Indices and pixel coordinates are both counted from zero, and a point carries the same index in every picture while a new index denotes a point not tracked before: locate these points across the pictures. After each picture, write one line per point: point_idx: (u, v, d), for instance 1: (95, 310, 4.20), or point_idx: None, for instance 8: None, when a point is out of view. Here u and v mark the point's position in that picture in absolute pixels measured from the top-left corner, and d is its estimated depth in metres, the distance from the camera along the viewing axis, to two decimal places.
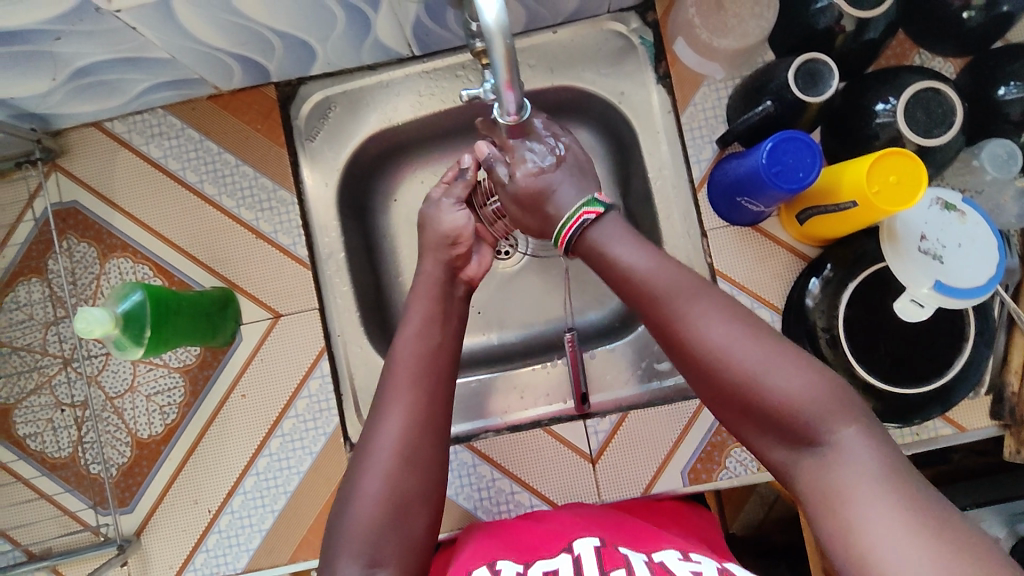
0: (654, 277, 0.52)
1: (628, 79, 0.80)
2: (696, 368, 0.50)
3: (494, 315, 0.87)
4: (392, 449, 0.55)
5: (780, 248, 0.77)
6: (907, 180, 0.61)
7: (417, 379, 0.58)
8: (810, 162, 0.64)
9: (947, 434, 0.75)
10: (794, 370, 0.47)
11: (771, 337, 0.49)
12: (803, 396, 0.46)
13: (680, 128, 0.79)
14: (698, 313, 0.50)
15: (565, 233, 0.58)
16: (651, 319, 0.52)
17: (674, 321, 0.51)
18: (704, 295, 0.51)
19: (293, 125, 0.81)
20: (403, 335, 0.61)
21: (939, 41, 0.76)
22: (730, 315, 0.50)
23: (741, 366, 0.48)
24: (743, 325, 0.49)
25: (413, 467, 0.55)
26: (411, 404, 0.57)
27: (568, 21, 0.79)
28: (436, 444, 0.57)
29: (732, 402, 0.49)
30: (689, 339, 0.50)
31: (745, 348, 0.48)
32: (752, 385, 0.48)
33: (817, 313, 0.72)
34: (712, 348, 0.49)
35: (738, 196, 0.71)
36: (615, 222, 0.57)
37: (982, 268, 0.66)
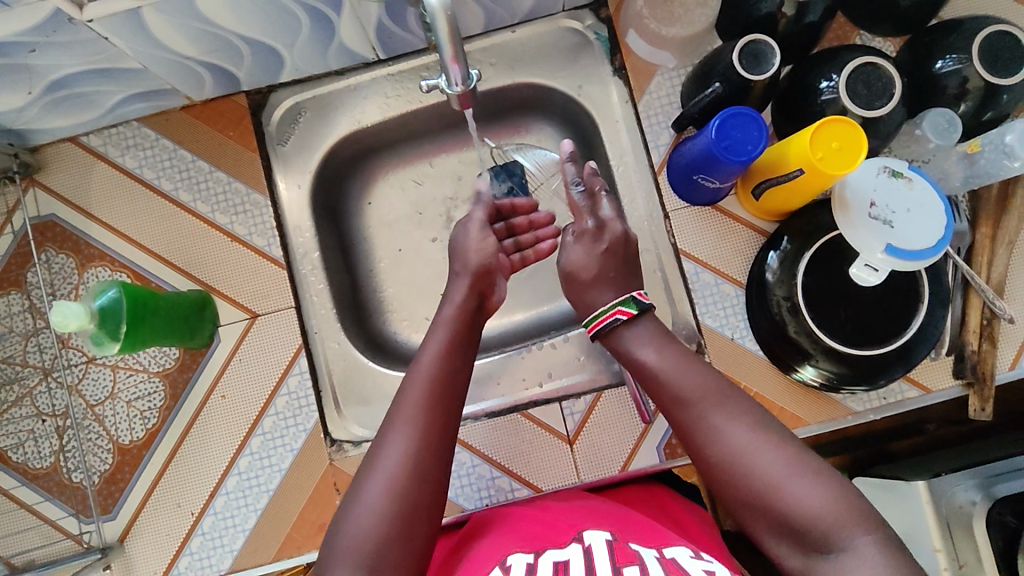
0: (681, 385, 0.58)
1: (585, 73, 0.83)
2: (718, 473, 0.54)
3: None
4: (403, 455, 0.53)
5: (739, 225, 0.79)
6: (848, 146, 0.64)
7: (440, 384, 0.58)
8: (756, 135, 0.67)
9: (913, 396, 0.77)
10: (814, 483, 0.50)
11: (794, 444, 0.53)
12: (819, 506, 0.50)
13: (638, 116, 0.82)
14: (721, 419, 0.55)
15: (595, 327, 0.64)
16: (678, 416, 0.57)
17: (697, 423, 0.56)
18: (723, 398, 0.56)
19: (264, 131, 0.83)
20: (422, 353, 0.61)
21: (877, 22, 0.80)
22: (752, 424, 0.54)
23: (758, 473, 0.52)
24: (767, 432, 0.54)
25: (419, 475, 0.52)
26: (428, 419, 0.55)
27: (525, 21, 0.83)
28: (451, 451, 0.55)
29: (754, 509, 0.52)
30: (712, 441, 0.54)
31: (764, 456, 0.52)
32: (773, 491, 0.51)
33: (775, 285, 0.74)
34: (735, 451, 0.53)
35: (694, 175, 0.74)
36: (642, 331, 0.62)
37: (932, 231, 0.69)
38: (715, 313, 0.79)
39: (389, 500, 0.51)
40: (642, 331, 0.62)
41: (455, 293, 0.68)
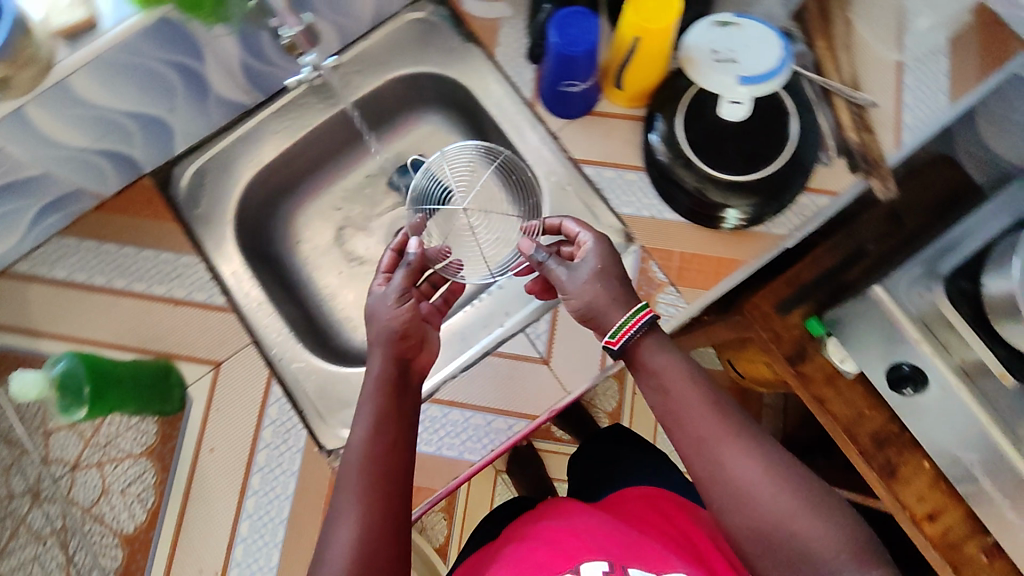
0: (703, 420, 0.63)
1: (441, 52, 0.92)
2: (731, 501, 0.61)
3: None
4: (347, 555, 0.56)
5: (620, 120, 0.86)
6: (663, 2, 0.72)
7: (370, 486, 0.59)
8: (590, 25, 0.75)
9: (826, 203, 0.82)
10: (820, 521, 0.59)
11: (800, 482, 0.61)
12: (820, 540, 0.59)
13: (499, 67, 0.90)
14: (744, 453, 0.62)
15: (621, 338, 0.64)
16: (697, 441, 0.63)
17: (713, 452, 0.62)
18: (737, 430, 0.63)
19: (177, 202, 0.89)
20: (354, 435, 0.62)
21: None
22: (765, 459, 0.61)
23: (770, 506, 0.60)
24: (777, 466, 0.61)
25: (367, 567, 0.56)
26: (366, 509, 0.58)
27: (374, 28, 0.92)
28: (395, 538, 0.58)
29: (766, 540, 0.60)
30: (730, 475, 0.61)
31: (777, 491, 0.60)
32: (784, 520, 0.59)
33: (669, 158, 0.80)
34: (753, 483, 0.60)
35: (559, 86, 0.81)
36: (658, 345, 0.66)
37: (772, 53, 0.77)
38: (629, 201, 0.84)
39: None
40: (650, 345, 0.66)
41: (375, 348, 0.66)
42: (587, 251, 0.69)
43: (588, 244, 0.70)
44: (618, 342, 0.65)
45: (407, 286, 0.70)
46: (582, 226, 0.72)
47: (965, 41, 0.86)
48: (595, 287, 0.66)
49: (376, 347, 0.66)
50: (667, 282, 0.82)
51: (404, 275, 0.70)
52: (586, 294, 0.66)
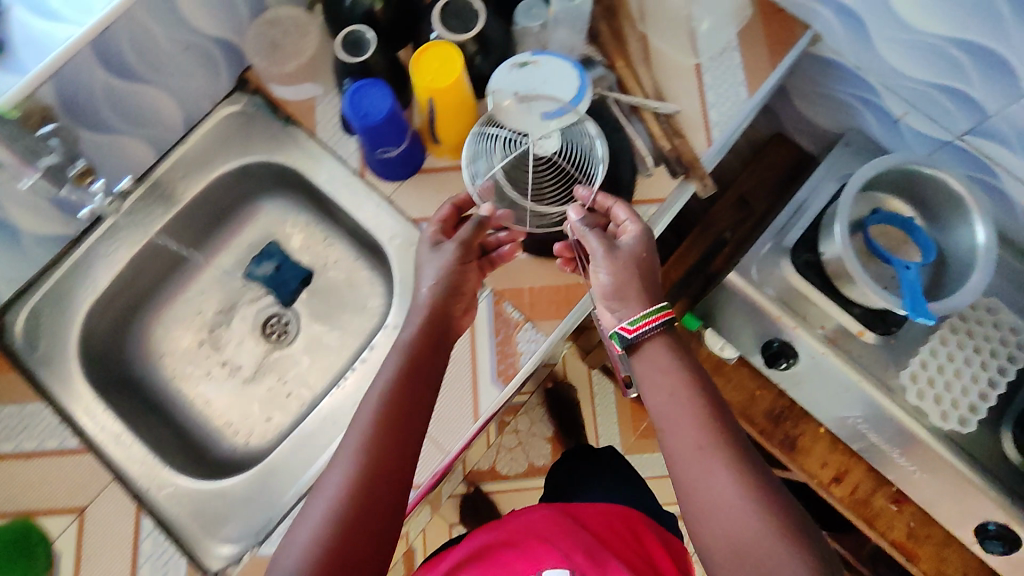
0: (694, 431, 0.62)
1: (263, 140, 0.91)
2: (701, 511, 0.59)
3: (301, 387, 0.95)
4: (335, 494, 0.60)
5: (448, 172, 0.87)
6: (447, 61, 0.73)
7: (356, 475, 0.61)
8: (381, 97, 0.75)
9: (656, 211, 0.85)
10: (795, 559, 0.54)
11: (789, 515, 0.57)
12: (796, 572, 0.54)
13: (323, 144, 0.89)
14: (735, 470, 0.59)
15: (642, 324, 0.65)
16: (685, 441, 0.62)
17: (699, 455, 0.61)
18: (729, 446, 0.61)
19: (13, 350, 0.84)
20: (373, 389, 0.67)
21: None
22: (744, 479, 0.59)
23: (743, 525, 0.57)
24: (759, 492, 0.58)
25: (347, 516, 0.59)
26: (361, 459, 0.62)
27: (190, 129, 0.91)
28: (388, 498, 0.61)
29: (729, 560, 0.57)
30: (706, 482, 0.60)
31: (750, 512, 0.57)
32: (759, 545, 0.55)
33: (498, 205, 0.82)
34: (727, 495, 0.58)
35: (376, 155, 0.81)
36: (665, 349, 0.67)
37: (569, 86, 0.80)
38: None
39: (313, 539, 0.58)
40: (649, 348, 0.67)
41: (412, 313, 0.73)
42: (629, 241, 0.70)
43: (633, 233, 0.70)
44: (632, 332, 0.66)
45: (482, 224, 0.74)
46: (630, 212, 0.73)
47: (753, 35, 0.89)
48: (620, 265, 0.68)
49: (421, 306, 0.73)
50: (523, 319, 0.82)
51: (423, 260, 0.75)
52: (632, 264, 0.68)
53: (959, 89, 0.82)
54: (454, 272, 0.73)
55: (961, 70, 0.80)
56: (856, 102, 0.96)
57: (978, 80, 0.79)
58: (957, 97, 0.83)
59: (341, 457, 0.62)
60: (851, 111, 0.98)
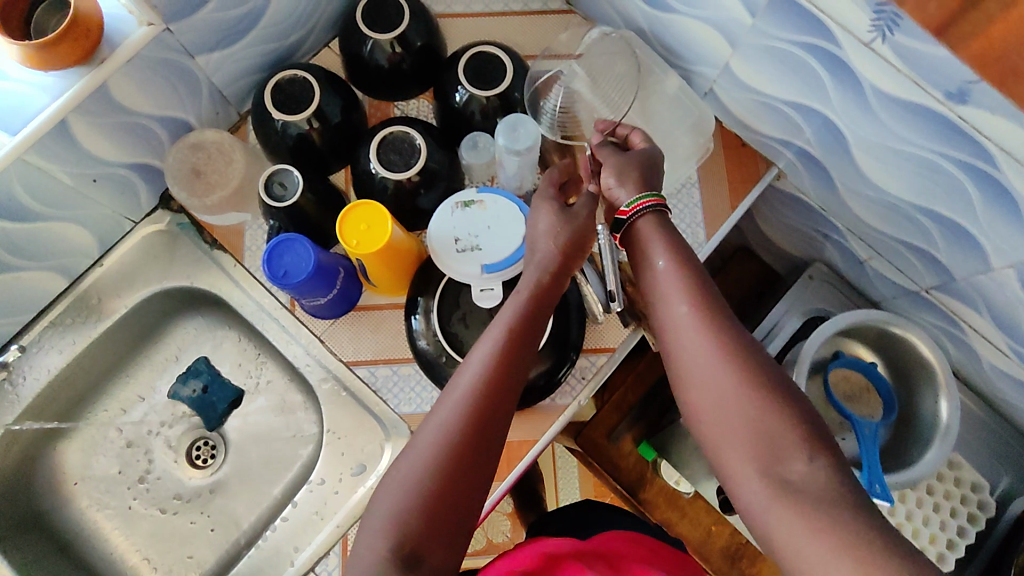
0: (699, 286, 0.59)
1: (187, 263, 0.85)
2: (697, 384, 0.56)
3: (226, 519, 0.88)
4: (413, 474, 0.55)
5: (386, 309, 0.82)
6: (376, 220, 0.69)
7: (460, 434, 0.56)
8: (304, 253, 0.70)
9: (605, 360, 0.81)
10: (782, 434, 0.52)
11: (770, 370, 0.55)
12: (793, 437, 0.52)
13: (251, 272, 0.83)
14: (721, 343, 0.56)
15: (634, 209, 0.63)
16: (665, 324, 0.59)
17: (679, 345, 0.57)
18: (709, 315, 0.57)
19: None
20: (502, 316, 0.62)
21: (402, 90, 0.87)
22: (728, 355, 0.55)
23: (732, 394, 0.54)
24: (759, 357, 0.56)
25: (450, 478, 0.55)
26: (473, 404, 0.57)
27: (107, 250, 0.84)
28: (483, 471, 0.56)
29: (727, 437, 0.54)
30: (692, 362, 0.56)
31: (742, 381, 0.54)
32: (749, 424, 0.53)
33: (430, 347, 0.77)
34: (714, 374, 0.55)
35: (302, 302, 0.76)
36: (664, 225, 0.63)
37: (512, 236, 0.75)
38: (408, 399, 0.79)
39: (419, 483, 0.55)
40: (647, 227, 0.63)
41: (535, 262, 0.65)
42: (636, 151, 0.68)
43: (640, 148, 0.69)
44: (629, 214, 0.63)
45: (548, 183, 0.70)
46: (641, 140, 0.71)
47: (712, 172, 0.84)
48: (628, 160, 0.66)
49: (543, 241, 0.65)
50: None
51: (548, 219, 0.66)
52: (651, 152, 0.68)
53: (926, 249, 0.77)
54: (575, 228, 0.65)
55: (928, 234, 0.75)
56: (820, 237, 0.92)
57: (945, 246, 0.75)
58: (925, 256, 0.79)
59: (413, 443, 0.57)
60: (816, 244, 0.94)
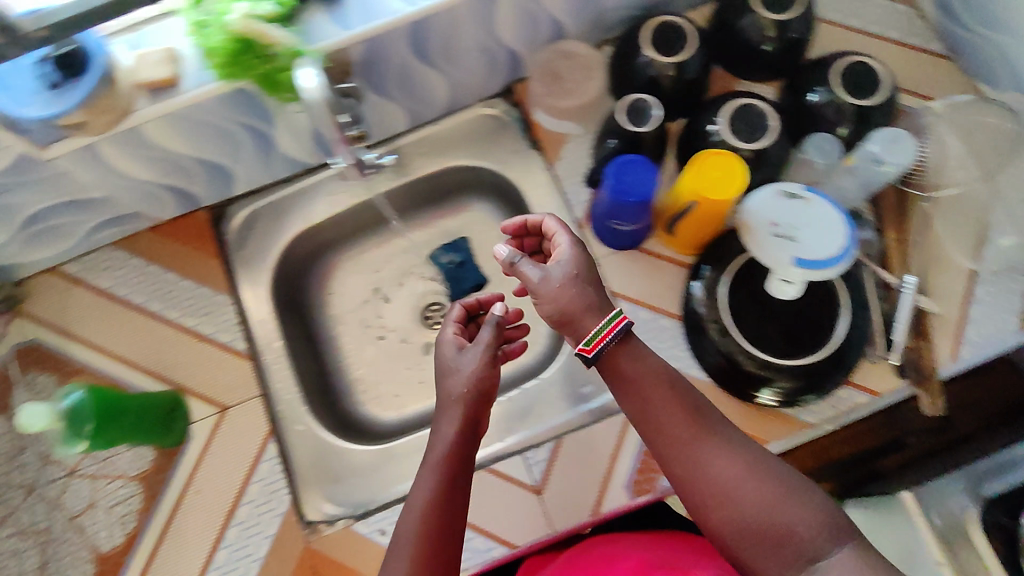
0: (677, 404, 0.60)
1: (505, 152, 0.93)
2: (714, 491, 0.56)
3: (438, 381, 0.97)
4: (421, 511, 0.57)
5: (666, 261, 0.86)
6: (730, 172, 0.71)
7: (437, 514, 0.57)
8: (648, 177, 0.75)
9: (864, 400, 0.80)
10: (799, 511, 0.53)
11: (792, 479, 0.56)
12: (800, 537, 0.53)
13: (558, 180, 0.91)
14: (710, 442, 0.58)
15: (596, 338, 0.60)
16: (675, 440, 0.58)
17: (696, 451, 0.58)
18: (727, 438, 0.58)
19: (225, 240, 0.91)
20: (441, 427, 0.62)
21: (753, 71, 0.90)
22: (742, 458, 0.57)
23: (752, 498, 0.55)
24: (758, 460, 0.57)
25: (448, 522, 0.57)
26: (436, 481, 0.58)
27: (446, 114, 0.94)
28: (460, 509, 0.58)
29: (751, 539, 0.54)
30: (704, 468, 0.57)
31: (745, 485, 0.55)
32: (759, 517, 0.54)
33: (705, 312, 0.80)
34: (722, 482, 0.56)
35: (609, 222, 0.82)
36: (635, 348, 0.62)
37: (832, 240, 0.75)
38: (658, 347, 0.84)
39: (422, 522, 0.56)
40: (617, 347, 0.62)
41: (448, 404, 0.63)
42: (566, 265, 0.64)
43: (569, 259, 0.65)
44: (590, 351, 0.61)
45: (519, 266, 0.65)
46: (562, 229, 0.69)
47: None
48: (565, 295, 0.62)
49: (454, 400, 0.62)
50: None
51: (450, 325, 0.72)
52: (566, 289, 0.62)
53: None
54: (578, 297, 0.62)
55: None
56: None
57: None
58: None
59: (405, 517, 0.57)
60: None
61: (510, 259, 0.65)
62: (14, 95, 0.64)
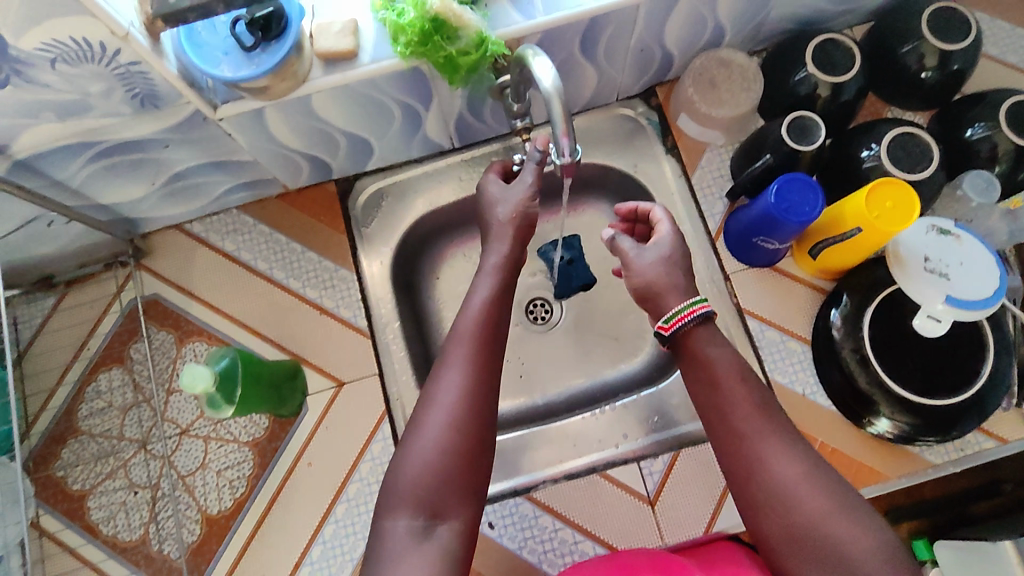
0: (740, 392, 0.59)
1: (640, 155, 0.92)
2: (762, 490, 0.56)
3: (534, 376, 0.93)
4: (457, 388, 0.60)
5: (799, 283, 0.86)
6: (901, 203, 0.71)
7: (470, 405, 0.60)
8: (813, 198, 0.74)
9: (991, 446, 0.81)
10: (849, 523, 0.53)
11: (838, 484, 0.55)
12: (846, 543, 0.52)
13: (692, 189, 0.90)
14: (764, 438, 0.57)
15: (675, 321, 0.61)
16: (735, 423, 0.58)
17: (753, 444, 0.57)
18: (790, 439, 0.57)
19: (351, 215, 0.91)
20: (472, 301, 0.67)
21: (907, 99, 0.88)
22: (800, 457, 0.56)
23: (804, 504, 0.54)
24: (817, 468, 0.55)
25: (481, 399, 0.60)
26: (471, 355, 0.62)
27: (584, 109, 0.93)
28: (493, 393, 0.62)
29: (791, 538, 0.54)
30: (764, 464, 0.56)
31: (803, 487, 0.54)
32: (805, 520, 0.53)
33: (841, 338, 0.79)
34: (780, 482, 0.55)
35: (754, 238, 0.81)
36: (710, 333, 0.62)
37: (986, 282, 0.73)
38: (784, 370, 0.84)
39: (459, 393, 0.60)
40: (693, 330, 0.62)
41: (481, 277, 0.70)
42: (658, 250, 0.66)
43: (665, 243, 0.66)
44: (666, 330, 0.62)
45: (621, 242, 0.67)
46: (667, 218, 0.69)
47: None
48: (653, 275, 0.64)
49: (489, 274, 0.70)
50: None
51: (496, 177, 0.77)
52: (659, 271, 0.64)
53: None
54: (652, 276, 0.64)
55: None
56: None
57: None
58: None
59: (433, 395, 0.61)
60: None
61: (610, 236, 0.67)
62: (203, 53, 0.63)
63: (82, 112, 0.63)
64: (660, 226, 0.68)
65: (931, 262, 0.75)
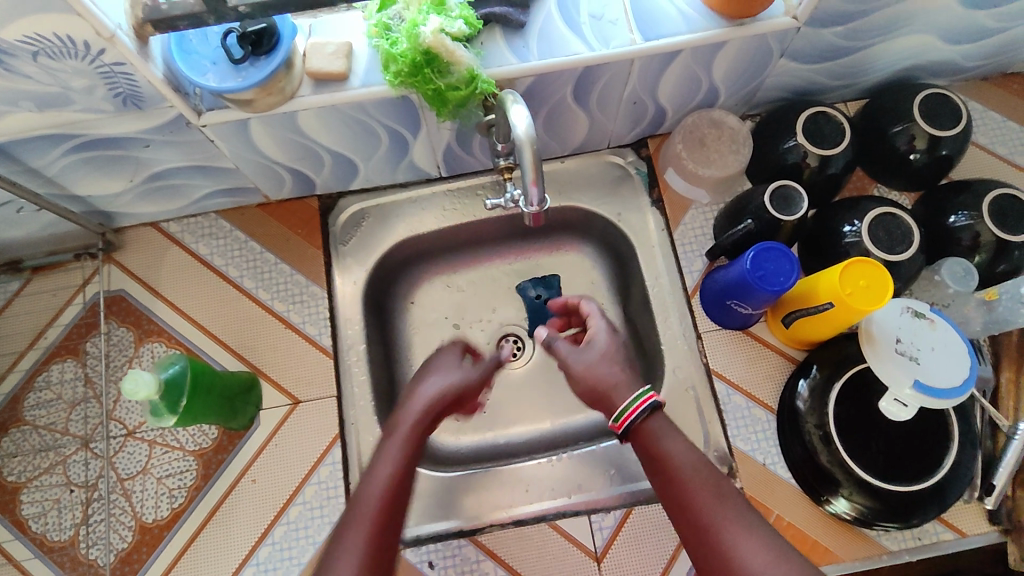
0: (701, 481, 0.58)
1: (625, 204, 0.92)
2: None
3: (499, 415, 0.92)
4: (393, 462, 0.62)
5: (769, 350, 0.85)
6: (876, 284, 0.70)
7: (404, 468, 0.63)
8: (789, 268, 0.74)
9: (949, 538, 0.78)
10: None
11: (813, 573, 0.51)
12: None
13: (673, 243, 0.90)
14: (729, 528, 0.55)
15: (625, 419, 0.61)
16: (700, 514, 0.57)
17: (721, 537, 0.55)
18: (755, 524, 0.55)
19: (329, 232, 0.90)
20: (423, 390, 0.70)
21: (894, 178, 0.88)
22: (769, 546, 0.53)
23: None
24: (786, 554, 0.53)
25: (407, 474, 0.62)
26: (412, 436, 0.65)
27: (574, 153, 0.93)
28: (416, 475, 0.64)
29: None
30: (732, 554, 0.53)
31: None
32: None
33: (806, 410, 0.78)
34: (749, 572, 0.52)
35: (728, 300, 0.80)
36: (665, 424, 0.62)
37: (956, 371, 0.72)
38: (747, 437, 0.82)
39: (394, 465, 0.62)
40: (653, 425, 0.62)
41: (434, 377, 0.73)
42: (596, 346, 0.68)
43: (602, 338, 0.69)
44: (620, 426, 0.62)
45: (555, 343, 0.71)
46: (598, 312, 0.73)
47: None
48: (595, 371, 0.66)
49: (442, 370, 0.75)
50: None
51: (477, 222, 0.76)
52: (598, 364, 0.66)
53: None
54: (598, 372, 0.66)
55: None
56: None
57: None
58: None
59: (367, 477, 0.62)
60: None
61: (546, 340, 0.72)
62: (191, 61, 0.64)
63: (62, 104, 0.63)
64: (599, 322, 0.71)
65: (902, 347, 0.74)
